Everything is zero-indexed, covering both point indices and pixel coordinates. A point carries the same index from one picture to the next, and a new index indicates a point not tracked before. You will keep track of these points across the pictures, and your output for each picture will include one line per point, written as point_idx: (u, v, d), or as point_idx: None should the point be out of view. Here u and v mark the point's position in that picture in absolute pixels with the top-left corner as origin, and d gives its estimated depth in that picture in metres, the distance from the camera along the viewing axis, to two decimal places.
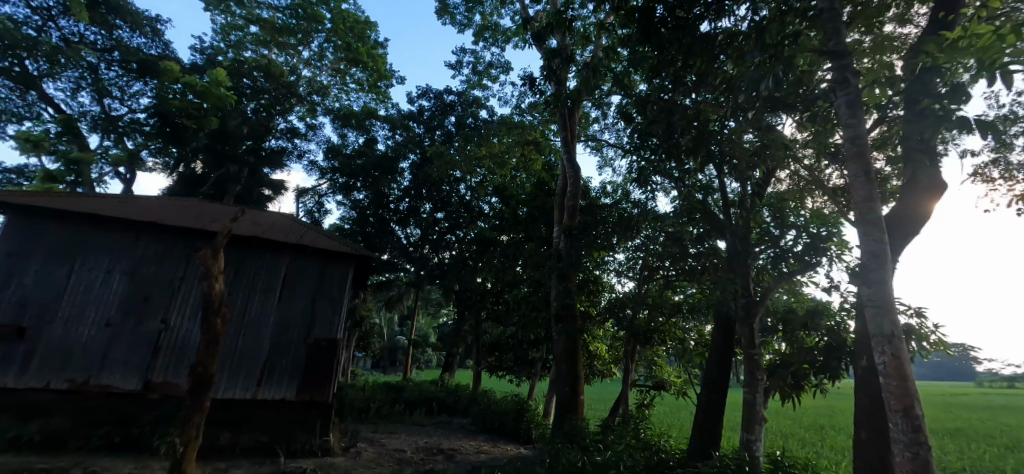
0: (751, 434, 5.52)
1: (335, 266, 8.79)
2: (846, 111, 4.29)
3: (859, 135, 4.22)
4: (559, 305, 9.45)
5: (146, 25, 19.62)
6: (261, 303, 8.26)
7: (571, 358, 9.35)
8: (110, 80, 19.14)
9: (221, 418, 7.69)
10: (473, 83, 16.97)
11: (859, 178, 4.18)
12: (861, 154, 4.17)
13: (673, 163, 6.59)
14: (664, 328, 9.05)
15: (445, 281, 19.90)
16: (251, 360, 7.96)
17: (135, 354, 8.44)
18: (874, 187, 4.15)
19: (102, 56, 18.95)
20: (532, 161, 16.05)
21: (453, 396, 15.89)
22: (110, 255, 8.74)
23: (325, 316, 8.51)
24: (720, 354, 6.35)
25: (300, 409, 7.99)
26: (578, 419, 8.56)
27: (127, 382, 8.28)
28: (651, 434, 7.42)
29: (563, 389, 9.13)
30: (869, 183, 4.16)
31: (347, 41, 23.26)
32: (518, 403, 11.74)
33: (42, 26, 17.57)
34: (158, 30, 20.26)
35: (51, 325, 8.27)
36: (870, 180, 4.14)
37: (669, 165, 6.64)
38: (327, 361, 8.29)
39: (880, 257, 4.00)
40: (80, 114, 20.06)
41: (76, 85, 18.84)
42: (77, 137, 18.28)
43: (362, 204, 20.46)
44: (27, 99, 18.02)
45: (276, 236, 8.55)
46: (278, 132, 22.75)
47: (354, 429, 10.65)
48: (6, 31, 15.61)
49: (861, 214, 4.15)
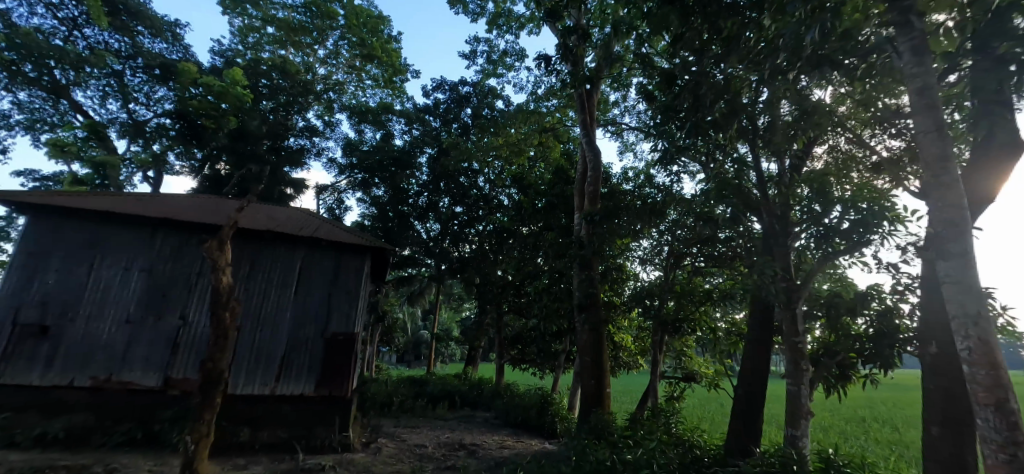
0: (796, 429, 5.16)
1: (351, 259, 8.58)
2: (912, 59, 3.92)
3: (929, 86, 3.84)
4: (582, 296, 9.09)
5: (167, 30, 19.83)
6: (277, 297, 8.10)
7: (596, 349, 8.93)
8: (134, 86, 19.40)
9: (241, 413, 7.54)
10: (488, 72, 16.61)
11: (931, 132, 3.77)
12: (933, 105, 3.77)
13: (703, 141, 6.18)
14: (694, 316, 8.55)
15: (465, 274, 19.69)
16: (268, 356, 7.81)
17: (154, 351, 8.36)
18: (948, 144, 3.75)
19: (126, 62, 19.21)
20: (550, 149, 15.65)
21: (476, 390, 15.70)
22: (129, 252, 8.69)
23: (342, 310, 8.29)
24: (759, 343, 5.91)
25: (319, 406, 7.79)
26: (604, 413, 8.21)
27: (147, 379, 8.22)
28: (683, 429, 7.04)
29: (589, 382, 8.78)
30: (943, 139, 3.74)
31: (361, 36, 23.14)
32: (542, 396, 11.46)
33: (69, 36, 17.90)
34: (178, 35, 20.46)
35: (72, 323, 8.25)
36: (943, 135, 3.73)
37: (699, 143, 6.24)
38: (344, 356, 8.08)
39: (958, 227, 3.58)
40: (109, 121, 20.44)
41: (103, 92, 19.14)
42: (103, 141, 18.56)
43: (381, 200, 20.39)
44: (59, 108, 18.44)
45: (290, 229, 8.38)
46: (297, 130, 22.82)
47: (376, 424, 10.49)
48: (33, 42, 15.84)
49: (934, 177, 3.74)
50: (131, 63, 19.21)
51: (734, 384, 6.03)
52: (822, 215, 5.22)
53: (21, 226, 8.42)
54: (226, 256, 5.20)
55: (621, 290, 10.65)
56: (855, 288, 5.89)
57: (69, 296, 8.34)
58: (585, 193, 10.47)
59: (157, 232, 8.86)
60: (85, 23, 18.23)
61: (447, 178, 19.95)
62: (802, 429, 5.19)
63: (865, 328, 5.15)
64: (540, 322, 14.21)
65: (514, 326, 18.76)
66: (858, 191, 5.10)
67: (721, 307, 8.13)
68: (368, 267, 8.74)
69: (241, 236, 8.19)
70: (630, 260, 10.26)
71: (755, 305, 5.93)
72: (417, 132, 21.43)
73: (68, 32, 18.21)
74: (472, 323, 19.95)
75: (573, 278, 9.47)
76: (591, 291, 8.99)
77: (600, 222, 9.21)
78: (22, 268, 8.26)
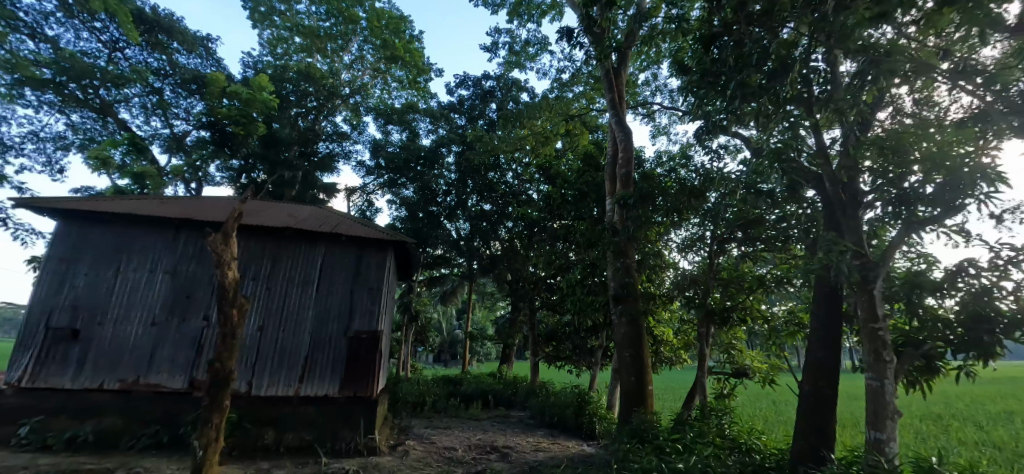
0: (881, 432, 4.49)
1: (372, 254, 8.21)
2: None
3: None
4: (617, 286, 8.45)
5: (200, 45, 20.27)
6: (298, 295, 7.81)
7: (636, 343, 8.27)
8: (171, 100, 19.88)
9: (265, 415, 7.24)
10: (512, 65, 16.15)
11: None
12: None
13: (751, 107, 5.55)
14: (744, 305, 7.85)
15: (497, 271, 19.26)
16: (291, 355, 7.52)
17: (180, 353, 8.05)
18: None
19: (162, 78, 19.62)
20: (577, 137, 15.07)
21: (511, 389, 15.21)
22: (154, 253, 8.42)
23: (364, 307, 7.92)
24: (830, 331, 5.20)
25: (344, 407, 7.43)
26: (646, 413, 7.54)
27: (174, 381, 7.93)
28: (739, 430, 6.37)
29: (629, 380, 8.12)
30: None
31: (383, 38, 23.06)
32: (579, 394, 10.88)
33: (112, 58, 18.52)
34: (211, 49, 20.85)
35: (101, 326, 8.02)
36: None
37: (749, 108, 5.62)
38: (368, 355, 7.70)
39: None
40: (151, 136, 21.01)
41: (144, 109, 19.66)
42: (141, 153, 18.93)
43: (411, 201, 20.24)
44: (108, 128, 19.61)
45: (309, 225, 8.09)
46: (326, 135, 22.93)
47: (407, 425, 10.14)
48: (73, 61, 16.24)
49: None
50: (168, 80, 19.63)
51: (799, 379, 5.33)
52: (900, 177, 4.69)
53: (51, 231, 8.27)
54: (232, 251, 4.86)
55: (659, 281, 10.01)
56: (940, 267, 5.11)
57: (98, 300, 8.12)
58: (616, 178, 9.85)
59: (179, 233, 8.55)
60: (127, 44, 18.74)
61: (475, 175, 19.54)
62: (889, 431, 4.50)
63: (957, 311, 4.42)
64: (574, 317, 13.64)
65: (547, 322, 18.21)
66: (940, 151, 4.38)
67: (775, 295, 7.43)
68: (390, 262, 8.35)
69: (261, 232, 7.94)
70: (668, 250, 9.63)
71: (821, 286, 5.21)
72: (442, 130, 21.18)
73: (109, 53, 18.78)
74: (505, 321, 19.52)
75: (608, 268, 8.89)
76: (627, 281, 8.36)
77: (632, 205, 8.59)
78: (53, 273, 8.10)
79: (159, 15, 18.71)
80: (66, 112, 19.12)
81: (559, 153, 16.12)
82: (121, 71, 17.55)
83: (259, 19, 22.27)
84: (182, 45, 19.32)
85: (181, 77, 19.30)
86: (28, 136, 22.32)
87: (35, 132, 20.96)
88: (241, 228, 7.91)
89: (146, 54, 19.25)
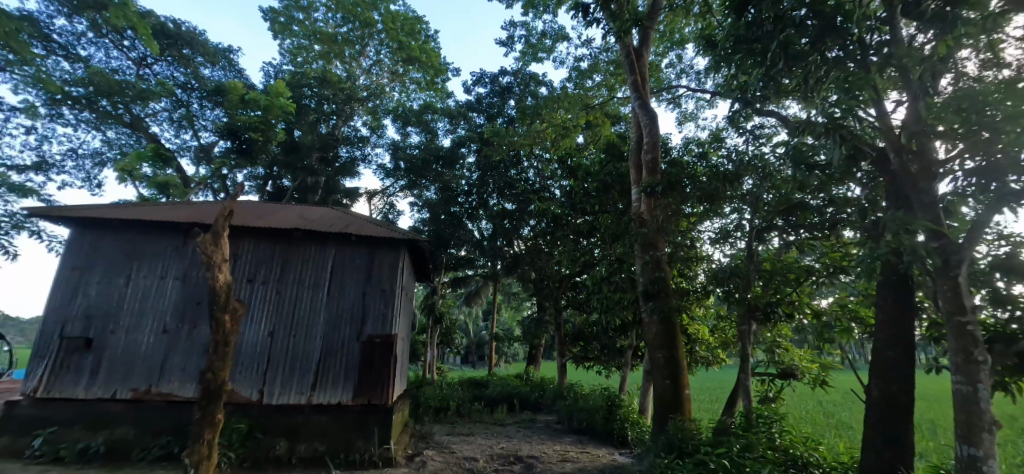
0: (977, 448, 3.86)
1: (384, 254, 7.80)
2: None
3: None
4: (647, 282, 7.87)
5: (222, 57, 20.48)
6: (310, 299, 7.44)
7: (669, 343, 7.62)
8: (197, 113, 20.17)
9: (278, 425, 6.87)
10: (529, 58, 15.66)
11: None
12: None
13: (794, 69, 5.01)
14: (790, 298, 7.30)
15: (520, 271, 18.77)
16: (303, 362, 7.14)
17: (196, 361, 7.25)
18: None
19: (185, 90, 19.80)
20: (599, 128, 14.48)
21: (538, 391, 14.72)
22: (165, 259, 7.60)
23: (378, 310, 7.51)
24: (899, 327, 4.73)
25: (360, 416, 7.02)
26: (683, 420, 6.91)
27: (187, 390, 7.13)
28: (791, 440, 5.81)
29: (662, 383, 7.46)
30: None
31: (399, 40, 22.90)
32: (608, 397, 10.30)
33: (140, 73, 18.95)
34: (232, 60, 21.05)
35: (113, 335, 7.24)
36: None
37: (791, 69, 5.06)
38: (383, 360, 7.28)
39: None
40: (181, 149, 21.32)
41: (171, 122, 19.95)
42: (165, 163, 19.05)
43: (432, 202, 19.99)
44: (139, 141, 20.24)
45: (320, 225, 7.73)
46: (347, 140, 22.72)
47: (429, 432, 9.75)
48: (101, 78, 16.70)
49: None
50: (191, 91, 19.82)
51: (866, 383, 4.86)
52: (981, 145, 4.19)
53: (64, 238, 7.55)
54: (223, 251, 4.48)
55: (691, 276, 9.44)
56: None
57: (109, 307, 7.34)
58: (642, 165, 9.22)
59: (189, 238, 7.67)
60: (153, 59, 19.01)
61: (495, 173, 19.10)
62: (986, 447, 3.86)
63: None
64: (602, 315, 13.06)
65: (574, 322, 17.64)
66: None
67: (823, 286, 6.90)
68: (404, 261, 7.94)
69: (271, 235, 7.62)
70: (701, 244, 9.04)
71: (889, 276, 4.79)
72: (462, 130, 20.85)
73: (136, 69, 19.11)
74: (531, 321, 19.05)
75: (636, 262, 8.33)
76: (658, 274, 7.74)
77: (662, 193, 8.03)
78: (65, 282, 7.35)
79: (181, 28, 18.94)
80: (100, 128, 19.58)
81: (581, 148, 15.57)
82: (146, 85, 17.80)
83: (278, 29, 22.40)
84: (204, 57, 19.54)
85: (203, 88, 19.47)
86: (68, 154, 23.03)
87: (73, 149, 21.59)
88: (250, 231, 7.58)
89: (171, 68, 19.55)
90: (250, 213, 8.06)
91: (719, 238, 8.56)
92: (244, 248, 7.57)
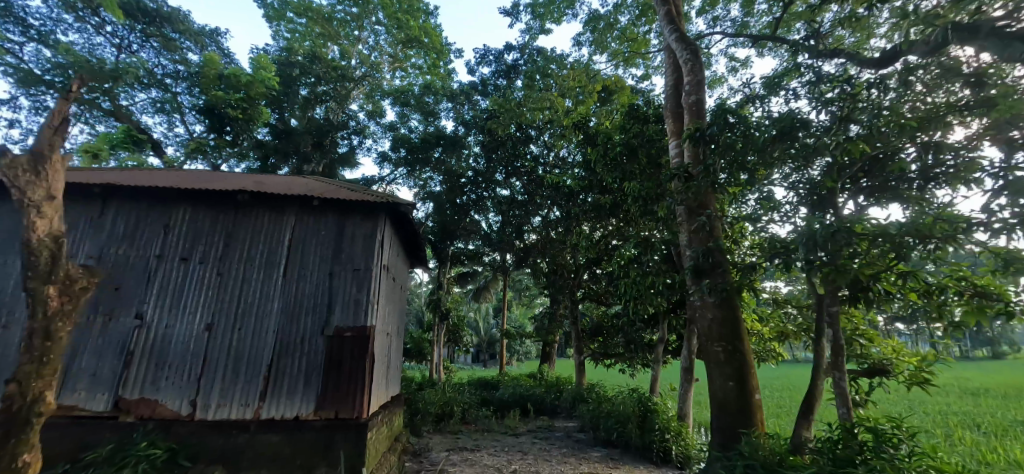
0: None
1: (358, 223, 6.06)
2: None
3: None
4: (699, 256, 5.98)
5: (208, 41, 18.79)
6: (261, 282, 5.73)
7: (732, 332, 5.75)
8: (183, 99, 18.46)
9: (213, 449, 5.17)
10: (537, 28, 13.87)
11: None
12: None
13: None
14: (893, 273, 5.47)
15: (531, 263, 16.93)
16: (252, 363, 5.44)
17: (103, 362, 5.37)
18: None
19: (170, 77, 18.09)
20: (620, 94, 12.66)
21: (555, 393, 13.00)
22: (75, 233, 5.75)
23: (348, 296, 5.74)
24: None
25: (321, 435, 5.28)
26: (759, 436, 5.17)
27: (94, 402, 5.25)
28: (938, 469, 4.07)
29: (727, 386, 5.59)
30: None
31: (397, 18, 21.22)
32: (641, 399, 8.55)
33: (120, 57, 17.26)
34: (220, 44, 19.35)
35: (8, 331, 5.57)
36: None
37: None
38: (355, 360, 5.53)
39: None
40: (171, 140, 19.77)
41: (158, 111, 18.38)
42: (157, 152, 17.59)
43: (437, 193, 18.32)
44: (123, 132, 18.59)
45: (274, 187, 6.02)
46: (343, 133, 20.19)
47: (427, 446, 8.05)
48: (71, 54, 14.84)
49: None
50: (175, 76, 18.10)
51: None
52: None
53: None
54: (50, 184, 3.44)
55: (740, 252, 7.76)
56: None
57: (4, 294, 5.70)
58: (680, 113, 7.36)
59: (108, 203, 5.87)
60: (137, 44, 17.42)
61: (503, 153, 17.11)
62: None
63: None
64: (627, 306, 11.25)
65: (592, 316, 15.90)
66: None
67: (944, 257, 5.13)
68: (383, 233, 6.18)
69: (213, 199, 5.95)
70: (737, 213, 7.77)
71: None
72: (466, 112, 19.25)
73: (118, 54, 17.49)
74: (544, 316, 17.26)
75: (681, 232, 6.62)
76: (712, 244, 5.91)
77: (716, 139, 6.24)
78: None
79: (162, 7, 17.33)
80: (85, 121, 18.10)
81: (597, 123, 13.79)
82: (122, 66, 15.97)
83: (271, 15, 20.88)
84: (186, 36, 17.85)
85: (189, 74, 17.85)
86: None
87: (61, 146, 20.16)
88: (188, 195, 5.90)
89: (156, 54, 17.84)
90: (191, 176, 6.38)
91: (753, 207, 6.95)
92: (179, 218, 5.90)
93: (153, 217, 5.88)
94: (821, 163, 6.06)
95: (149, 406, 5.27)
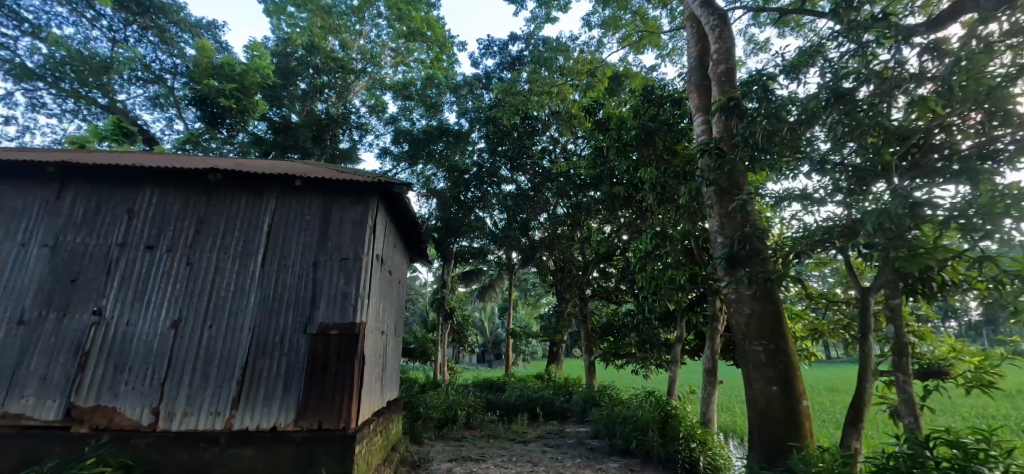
0: None
1: (347, 207, 5.36)
2: None
3: None
4: (735, 244, 5.22)
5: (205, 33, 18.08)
6: (236, 273, 5.04)
7: (775, 329, 5.01)
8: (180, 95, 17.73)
9: (178, 465, 4.50)
10: (543, 16, 13.17)
11: None
12: None
13: None
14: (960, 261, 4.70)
15: (538, 261, 16.17)
16: (224, 365, 4.76)
17: (55, 364, 4.70)
18: None
19: (167, 71, 17.36)
20: (635, 79, 11.88)
21: (565, 395, 12.26)
22: (28, 219, 5.09)
23: (334, 289, 5.05)
24: None
25: (302, 449, 4.58)
26: (810, 452, 4.44)
27: (44, 410, 4.60)
28: None
29: (771, 392, 4.85)
30: None
31: (399, 8, 20.51)
32: (661, 403, 7.82)
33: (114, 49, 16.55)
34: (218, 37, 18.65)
35: None
36: None
37: None
38: (341, 362, 4.83)
39: None
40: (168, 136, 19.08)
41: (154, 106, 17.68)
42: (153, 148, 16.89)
43: (441, 190, 17.62)
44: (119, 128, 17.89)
45: (252, 167, 5.33)
46: (343, 130, 19.34)
47: (427, 455, 7.35)
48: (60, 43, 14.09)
49: None
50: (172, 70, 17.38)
51: None
52: None
53: None
54: None
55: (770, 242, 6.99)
56: None
57: None
58: (707, 87, 6.63)
59: (66, 185, 5.20)
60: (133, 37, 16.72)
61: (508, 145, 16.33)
62: None
63: None
64: (642, 302, 10.50)
65: (602, 314, 15.14)
66: None
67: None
68: (375, 219, 5.48)
69: (183, 180, 5.27)
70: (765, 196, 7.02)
71: None
72: (470, 104, 18.49)
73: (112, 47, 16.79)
74: (552, 315, 16.50)
75: (713, 218, 5.87)
76: (749, 229, 5.17)
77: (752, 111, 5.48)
78: None
79: None
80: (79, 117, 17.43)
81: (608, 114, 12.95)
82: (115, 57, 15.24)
83: (270, 8, 20.25)
84: (182, 27, 17.14)
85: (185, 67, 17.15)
86: None
87: (60, 142, 19.67)
88: (154, 175, 5.22)
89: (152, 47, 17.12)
90: (161, 155, 5.69)
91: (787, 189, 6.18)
92: (146, 202, 5.22)
93: (115, 201, 5.20)
94: (852, 146, 5.14)
95: (106, 415, 4.60)
